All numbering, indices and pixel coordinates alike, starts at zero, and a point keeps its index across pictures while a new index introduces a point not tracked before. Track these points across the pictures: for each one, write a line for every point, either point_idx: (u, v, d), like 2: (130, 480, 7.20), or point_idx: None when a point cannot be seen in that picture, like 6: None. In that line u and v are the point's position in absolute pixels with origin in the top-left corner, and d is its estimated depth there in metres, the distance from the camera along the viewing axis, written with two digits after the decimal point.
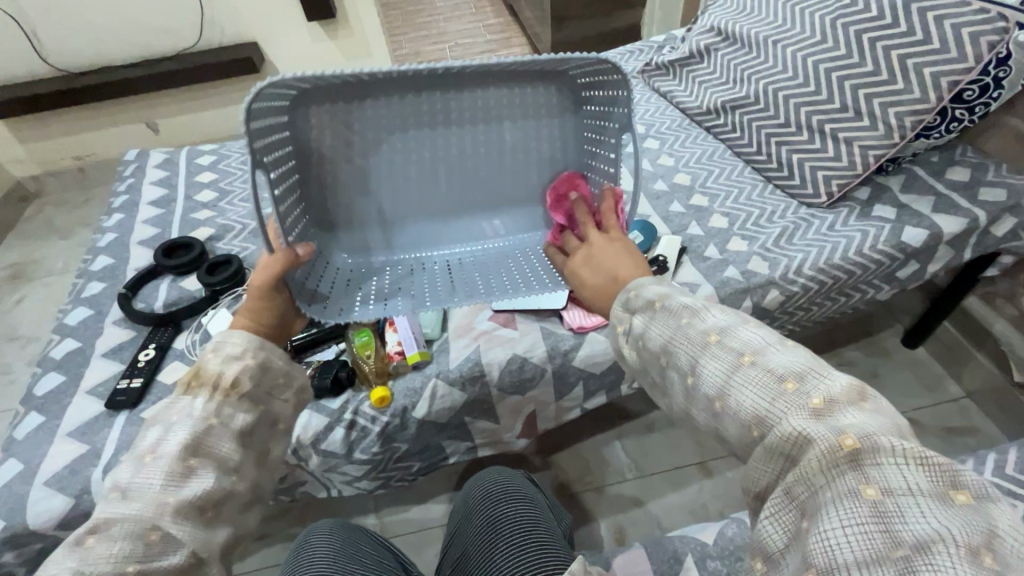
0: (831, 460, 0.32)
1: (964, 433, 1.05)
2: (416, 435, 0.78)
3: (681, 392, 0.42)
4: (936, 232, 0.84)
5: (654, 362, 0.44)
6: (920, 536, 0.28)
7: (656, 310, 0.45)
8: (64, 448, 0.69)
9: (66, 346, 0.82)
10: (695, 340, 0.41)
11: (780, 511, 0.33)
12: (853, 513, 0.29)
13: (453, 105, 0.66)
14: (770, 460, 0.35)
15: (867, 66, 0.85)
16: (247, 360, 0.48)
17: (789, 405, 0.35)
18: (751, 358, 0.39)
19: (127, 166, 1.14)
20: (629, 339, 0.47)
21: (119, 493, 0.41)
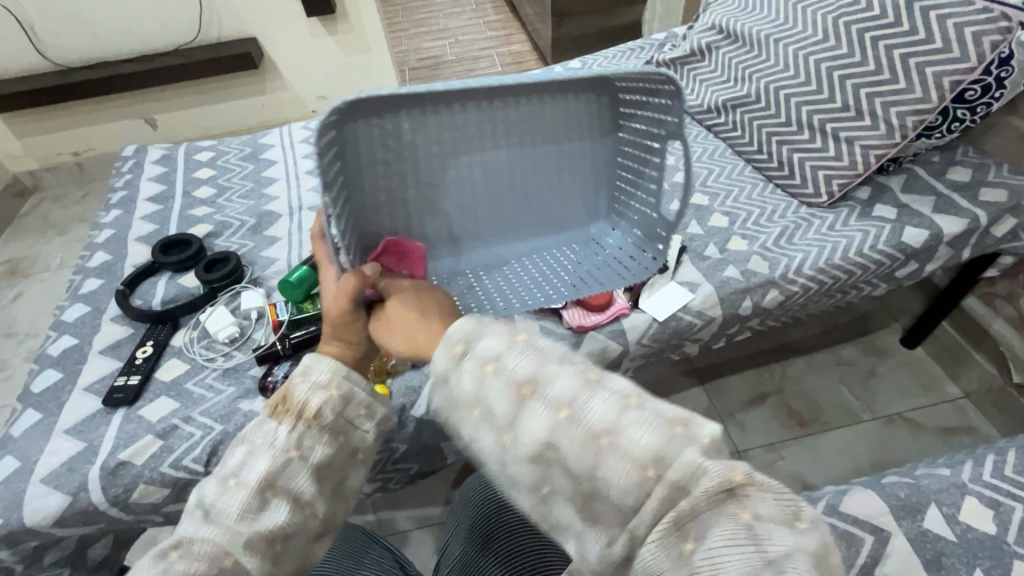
0: (719, 491, 0.31)
1: (961, 432, 1.05)
2: (414, 435, 0.78)
3: (543, 427, 0.34)
4: (936, 232, 0.84)
5: (509, 395, 0.35)
6: (783, 552, 0.29)
7: (519, 340, 0.38)
8: (63, 446, 0.68)
9: (64, 343, 0.81)
10: (575, 375, 0.35)
11: (664, 539, 0.31)
12: (727, 532, 0.30)
13: (490, 119, 0.63)
14: (671, 497, 0.31)
15: (869, 66, 0.84)
16: (331, 391, 0.47)
17: (675, 449, 0.32)
18: (637, 401, 0.34)
19: (126, 162, 1.13)
20: (471, 364, 0.37)
21: (203, 513, 0.44)
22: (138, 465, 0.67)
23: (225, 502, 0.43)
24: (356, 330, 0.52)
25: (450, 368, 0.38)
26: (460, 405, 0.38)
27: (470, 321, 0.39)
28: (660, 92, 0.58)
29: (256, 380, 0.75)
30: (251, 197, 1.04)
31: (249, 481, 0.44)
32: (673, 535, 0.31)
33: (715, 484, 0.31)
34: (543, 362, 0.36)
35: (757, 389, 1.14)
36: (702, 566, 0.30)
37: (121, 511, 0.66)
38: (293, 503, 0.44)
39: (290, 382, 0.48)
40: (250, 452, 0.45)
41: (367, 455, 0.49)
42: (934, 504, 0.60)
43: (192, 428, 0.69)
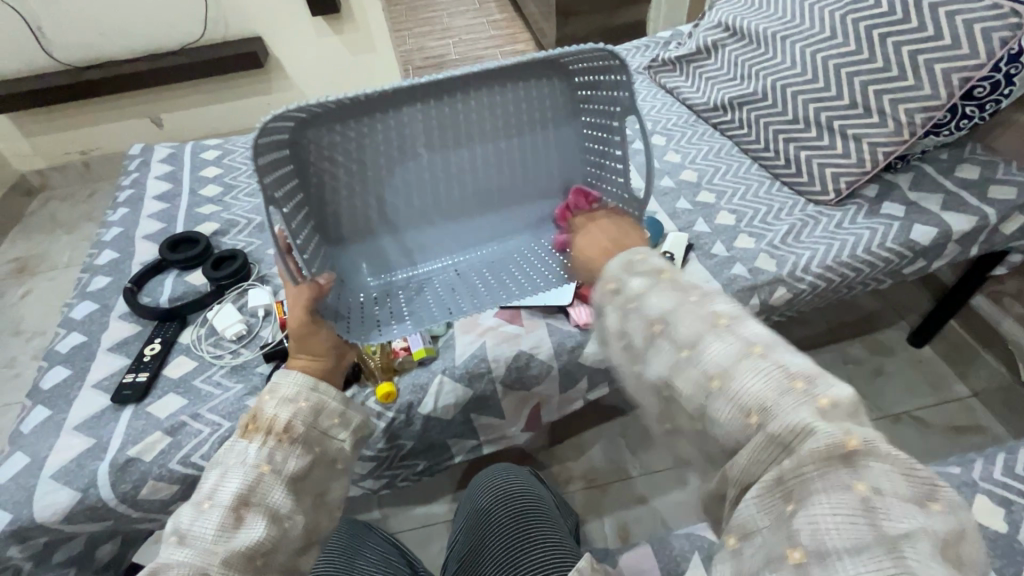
0: (829, 457, 0.32)
1: (969, 431, 1.05)
2: (421, 432, 0.78)
3: (668, 364, 0.40)
4: (945, 230, 0.84)
5: (643, 330, 0.41)
6: (902, 530, 0.29)
7: (663, 278, 0.43)
8: (72, 442, 0.69)
9: (72, 341, 0.82)
10: (706, 320, 0.40)
11: (763, 498, 0.33)
12: (841, 503, 0.30)
13: (450, 113, 0.66)
14: (768, 450, 0.34)
15: (877, 63, 0.84)
16: (300, 404, 0.50)
17: (797, 402, 0.34)
18: (762, 349, 0.37)
19: (132, 161, 1.14)
20: (618, 301, 0.43)
21: (178, 538, 0.42)
22: (147, 462, 0.67)
23: (204, 524, 0.43)
24: (318, 338, 0.55)
25: (604, 302, 0.44)
26: (608, 338, 0.44)
27: (620, 260, 0.45)
28: (609, 69, 0.57)
29: (264, 377, 0.76)
30: (257, 195, 1.04)
31: (223, 502, 0.44)
32: (776, 497, 0.33)
33: (823, 447, 0.32)
34: (678, 304, 0.41)
35: None
36: (802, 528, 0.31)
37: (129, 507, 0.66)
38: (271, 517, 0.44)
39: (257, 402, 0.50)
40: (224, 472, 0.45)
41: (346, 463, 0.51)
42: None
43: (200, 425, 0.70)
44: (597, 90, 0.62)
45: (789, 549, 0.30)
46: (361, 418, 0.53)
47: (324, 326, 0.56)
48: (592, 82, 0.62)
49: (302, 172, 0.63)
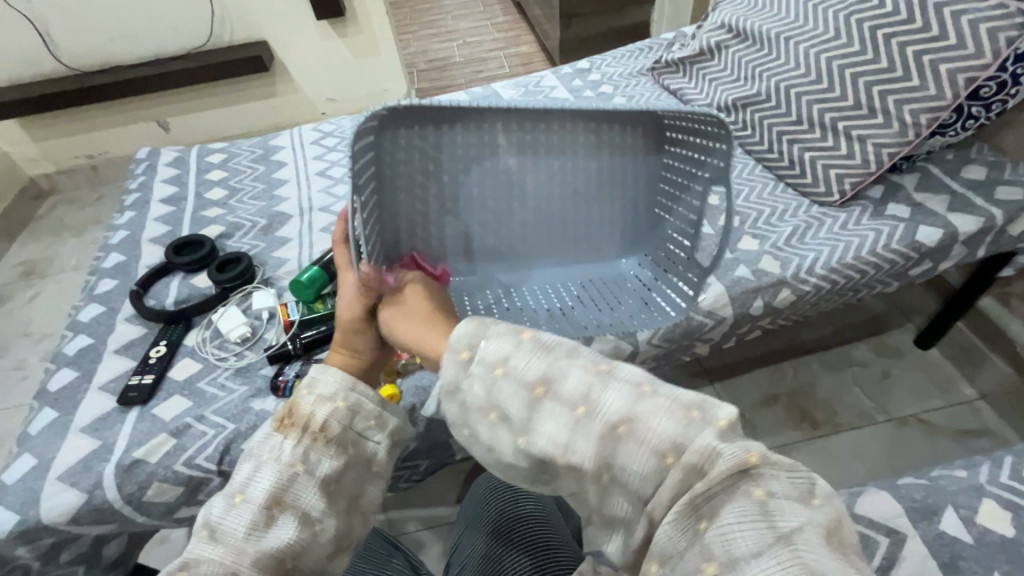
0: (734, 474, 0.32)
1: (978, 434, 1.04)
2: (425, 435, 0.78)
3: (564, 428, 0.36)
4: (951, 231, 0.83)
5: (523, 396, 0.37)
6: (794, 527, 0.30)
7: (524, 339, 0.39)
8: (78, 444, 0.69)
9: (79, 343, 0.82)
10: (588, 370, 0.37)
11: (677, 522, 0.33)
12: (742, 511, 0.32)
13: (539, 134, 0.69)
14: (685, 480, 0.33)
15: (881, 63, 0.83)
16: (338, 403, 0.51)
17: (693, 435, 0.33)
18: (650, 388, 0.36)
19: (139, 164, 1.15)
20: (478, 369, 0.39)
21: (210, 532, 0.44)
22: (152, 463, 0.67)
23: (234, 519, 0.44)
24: (357, 339, 0.56)
25: (459, 375, 0.40)
26: (471, 412, 0.40)
27: (471, 323, 0.41)
28: (709, 131, 0.62)
29: (268, 379, 0.76)
30: (262, 198, 1.05)
31: (256, 498, 0.45)
32: (690, 517, 0.33)
33: (728, 467, 0.32)
34: (550, 360, 0.38)
35: (768, 390, 1.13)
36: (712, 542, 0.32)
37: (134, 509, 0.67)
38: (301, 519, 0.45)
39: (296, 396, 0.51)
40: (258, 466, 0.47)
41: (381, 468, 0.51)
42: (951, 506, 0.59)
43: (204, 427, 0.70)
44: (690, 141, 0.66)
45: (703, 563, 0.32)
46: (398, 421, 0.53)
47: (371, 331, 0.56)
48: (684, 135, 0.67)
49: (374, 167, 0.63)
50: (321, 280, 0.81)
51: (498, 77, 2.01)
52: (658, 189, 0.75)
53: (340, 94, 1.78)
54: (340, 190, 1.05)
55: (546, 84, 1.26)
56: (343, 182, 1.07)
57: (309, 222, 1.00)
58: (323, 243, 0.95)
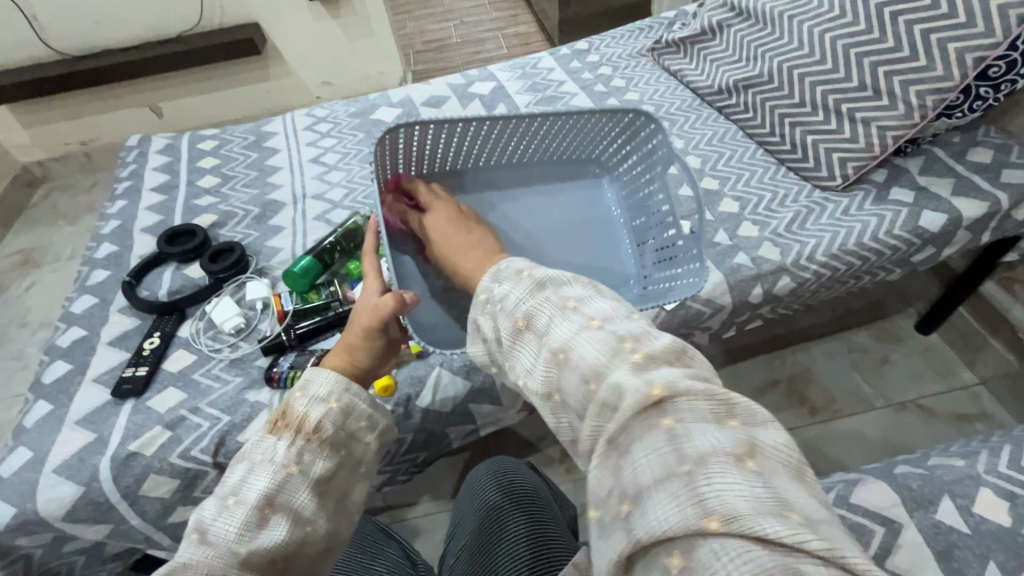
0: (641, 408, 0.34)
1: (975, 419, 1.04)
2: (420, 425, 0.77)
3: (531, 354, 0.42)
4: (954, 216, 0.82)
5: (510, 325, 0.44)
6: (702, 453, 0.31)
7: (523, 276, 0.46)
8: (73, 436, 0.69)
9: (73, 335, 0.82)
10: (555, 304, 0.42)
11: (602, 462, 0.34)
12: (649, 444, 0.33)
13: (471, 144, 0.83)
14: (600, 415, 0.36)
15: (887, 43, 0.81)
16: (331, 404, 0.50)
17: (618, 360, 0.37)
18: (599, 323, 0.40)
19: (130, 152, 1.13)
20: (488, 308, 0.47)
21: (199, 536, 0.41)
22: (147, 456, 0.67)
23: (226, 521, 0.42)
24: (359, 345, 0.57)
25: (476, 311, 0.48)
26: (487, 344, 0.47)
27: (489, 274, 0.49)
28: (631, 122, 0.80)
29: (262, 371, 0.76)
30: (255, 186, 1.03)
31: (249, 500, 0.43)
32: (611, 454, 0.34)
33: (636, 401, 0.34)
34: (542, 305, 0.43)
35: (768, 376, 1.13)
36: (626, 478, 0.33)
37: (130, 503, 0.67)
38: (293, 521, 0.43)
39: (287, 399, 0.50)
40: (251, 469, 0.45)
41: (369, 466, 0.51)
42: (947, 495, 0.58)
43: (199, 419, 0.70)
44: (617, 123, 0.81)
45: (620, 502, 0.32)
46: (387, 421, 0.54)
47: (378, 342, 0.58)
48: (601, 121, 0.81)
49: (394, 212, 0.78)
50: (315, 271, 0.82)
51: (497, 59, 1.97)
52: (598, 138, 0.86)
53: (335, 76, 1.75)
54: (334, 176, 1.03)
55: (544, 66, 1.23)
56: (337, 168, 1.05)
57: (302, 211, 0.98)
58: (317, 231, 0.94)
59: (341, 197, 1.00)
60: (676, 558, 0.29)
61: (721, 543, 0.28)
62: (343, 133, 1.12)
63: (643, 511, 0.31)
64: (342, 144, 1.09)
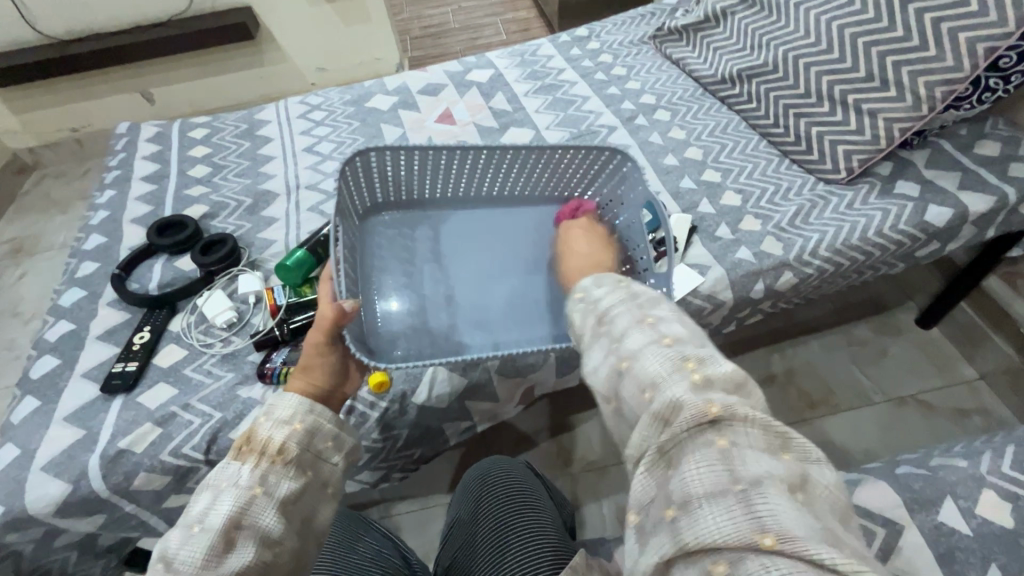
0: (697, 424, 0.34)
1: (973, 413, 1.03)
2: (416, 421, 0.75)
3: (600, 358, 0.43)
4: (961, 211, 0.80)
5: (591, 326, 0.45)
6: (755, 475, 0.32)
7: (624, 287, 0.48)
8: (61, 434, 0.68)
9: (61, 329, 0.80)
10: (635, 317, 0.43)
11: (651, 471, 0.35)
12: (706, 458, 0.33)
13: (435, 176, 0.85)
14: (653, 425, 0.36)
15: (896, 32, 0.79)
16: (294, 426, 0.50)
17: (677, 376, 0.37)
18: (671, 340, 0.40)
19: (119, 140, 1.10)
20: (581, 304, 0.49)
21: (165, 565, 0.40)
22: (137, 454, 0.66)
23: (191, 548, 0.41)
24: (315, 361, 0.58)
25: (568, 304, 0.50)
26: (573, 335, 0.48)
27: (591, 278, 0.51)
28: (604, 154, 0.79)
29: (255, 366, 0.74)
30: (247, 176, 1.01)
31: (213, 525, 0.42)
32: (658, 465, 0.34)
33: (691, 416, 0.34)
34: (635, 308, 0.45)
35: (767, 369, 1.12)
36: (675, 487, 0.33)
37: (121, 501, 0.66)
38: (261, 542, 0.43)
39: (252, 423, 0.50)
40: (216, 495, 0.44)
41: (337, 488, 0.51)
42: (949, 497, 0.58)
43: (190, 416, 0.69)
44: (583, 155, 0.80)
45: (665, 507, 0.33)
46: (354, 441, 0.54)
47: (329, 356, 0.58)
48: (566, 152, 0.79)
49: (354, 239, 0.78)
50: (309, 264, 0.79)
51: (495, 45, 1.93)
52: (567, 170, 0.84)
53: (330, 63, 1.72)
54: (328, 166, 1.01)
55: (543, 53, 1.20)
56: (331, 158, 1.03)
57: (295, 202, 0.96)
58: (311, 223, 0.92)
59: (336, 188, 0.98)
60: (720, 565, 0.29)
61: (774, 560, 0.28)
62: (337, 121, 1.09)
63: (691, 518, 0.31)
64: (336, 133, 1.07)
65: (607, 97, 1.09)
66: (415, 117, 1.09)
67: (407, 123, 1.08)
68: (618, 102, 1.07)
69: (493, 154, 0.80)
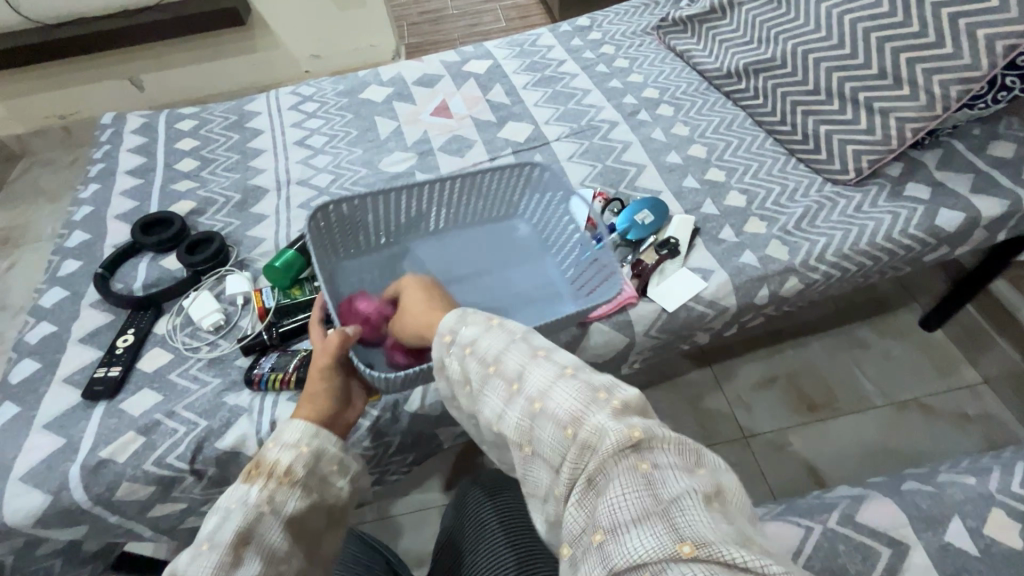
0: (619, 449, 0.33)
1: (975, 419, 1.02)
2: (409, 429, 0.73)
3: (501, 399, 0.40)
4: (973, 215, 0.78)
5: (477, 371, 0.42)
6: (675, 492, 0.31)
7: (493, 325, 0.44)
8: (41, 442, 0.65)
9: (42, 331, 0.77)
10: (528, 352, 0.41)
11: (581, 501, 0.34)
12: (626, 482, 0.32)
13: (399, 213, 0.82)
14: (579, 458, 0.34)
15: (912, 27, 0.77)
16: (302, 450, 0.48)
17: (593, 405, 0.36)
18: (574, 371, 0.39)
19: (103, 131, 1.06)
20: (455, 351, 0.44)
21: None
22: (119, 463, 0.64)
23: (201, 566, 0.40)
24: (315, 387, 0.55)
25: (442, 354, 0.45)
26: (454, 387, 0.45)
27: (453, 314, 0.47)
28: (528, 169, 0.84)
29: (242, 372, 0.72)
30: (236, 170, 0.98)
31: (223, 541, 0.41)
32: (588, 495, 0.33)
33: (616, 441, 0.33)
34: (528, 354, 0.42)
35: (767, 371, 1.10)
36: (601, 514, 0.31)
37: (104, 511, 0.64)
38: (264, 561, 0.41)
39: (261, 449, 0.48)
40: (225, 516, 0.43)
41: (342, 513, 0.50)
42: (957, 516, 0.56)
43: (174, 424, 0.66)
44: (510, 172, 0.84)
45: (593, 533, 0.31)
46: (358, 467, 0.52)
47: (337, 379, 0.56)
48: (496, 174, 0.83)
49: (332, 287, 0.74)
50: (299, 265, 0.78)
51: (495, 32, 1.88)
52: (499, 190, 0.86)
53: (325, 50, 1.67)
54: (320, 160, 0.98)
55: (543, 43, 1.17)
56: (324, 152, 0.99)
57: (286, 198, 0.93)
58: (301, 221, 0.89)
59: (327, 183, 0.95)
60: None
61: (693, 569, 0.27)
62: (330, 113, 1.06)
63: (619, 541, 0.30)
64: (329, 125, 1.04)
65: (608, 91, 1.05)
66: (410, 110, 1.05)
67: (402, 116, 1.04)
68: (619, 96, 1.04)
69: (438, 185, 0.80)
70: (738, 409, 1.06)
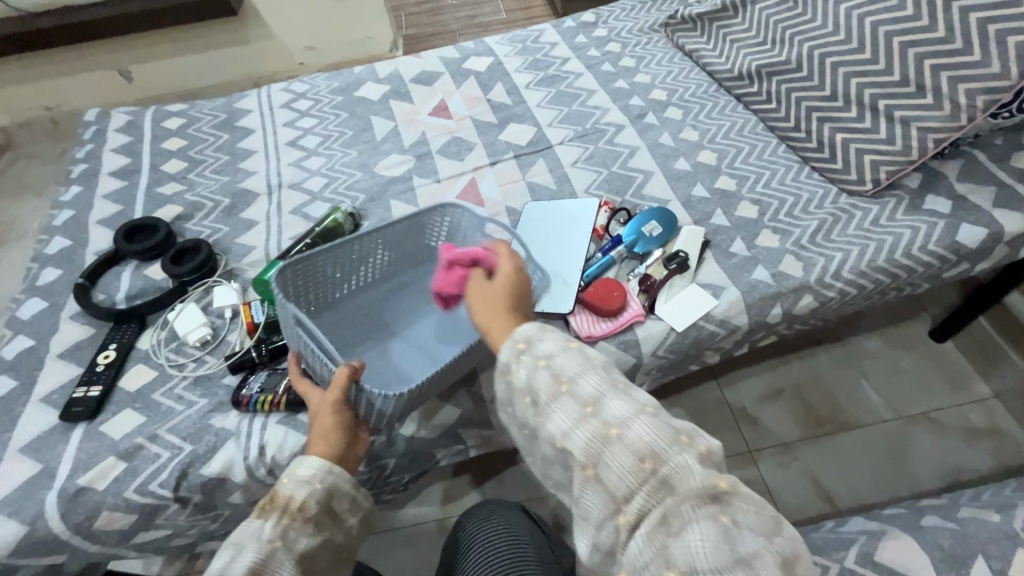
0: (703, 496, 0.35)
1: (987, 435, 0.99)
2: (406, 450, 0.70)
3: (569, 418, 0.40)
4: (995, 231, 0.74)
5: (548, 385, 0.42)
6: (753, 550, 0.33)
7: (570, 346, 0.44)
8: (17, 467, 0.62)
9: (19, 345, 0.73)
10: (605, 379, 0.41)
11: (650, 535, 0.35)
12: (708, 529, 0.34)
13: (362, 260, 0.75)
14: (654, 494, 0.36)
15: (937, 32, 0.73)
16: (315, 485, 0.47)
17: (679, 450, 0.37)
18: (653, 411, 0.39)
19: (86, 129, 1.01)
20: (526, 359, 0.44)
21: None
22: (100, 491, 0.61)
23: None
24: (327, 424, 0.51)
25: (510, 361, 0.44)
26: (514, 393, 0.44)
27: (534, 324, 0.46)
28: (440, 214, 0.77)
29: (230, 391, 0.68)
30: (225, 173, 0.93)
31: None
32: (658, 531, 0.35)
33: (700, 485, 0.35)
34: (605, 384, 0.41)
35: (773, 384, 1.07)
36: (676, 551, 0.34)
37: (85, 541, 0.61)
38: None
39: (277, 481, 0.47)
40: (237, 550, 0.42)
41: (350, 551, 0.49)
42: (982, 556, 0.53)
43: (158, 448, 0.63)
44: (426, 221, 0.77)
45: (666, 568, 0.34)
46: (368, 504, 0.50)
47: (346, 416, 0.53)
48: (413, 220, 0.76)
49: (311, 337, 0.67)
50: None
51: (495, 24, 1.82)
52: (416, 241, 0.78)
53: (320, 42, 1.62)
54: (313, 163, 0.94)
55: (546, 40, 1.12)
56: (317, 154, 0.95)
57: (278, 202, 0.89)
58: (293, 228, 0.85)
59: (320, 187, 0.90)
60: None
61: None
62: (324, 112, 1.01)
63: None
64: (322, 125, 0.99)
65: (614, 92, 1.01)
66: (409, 109, 1.01)
67: (400, 116, 1.00)
68: (625, 97, 1.00)
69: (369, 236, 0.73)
70: (744, 425, 1.03)
